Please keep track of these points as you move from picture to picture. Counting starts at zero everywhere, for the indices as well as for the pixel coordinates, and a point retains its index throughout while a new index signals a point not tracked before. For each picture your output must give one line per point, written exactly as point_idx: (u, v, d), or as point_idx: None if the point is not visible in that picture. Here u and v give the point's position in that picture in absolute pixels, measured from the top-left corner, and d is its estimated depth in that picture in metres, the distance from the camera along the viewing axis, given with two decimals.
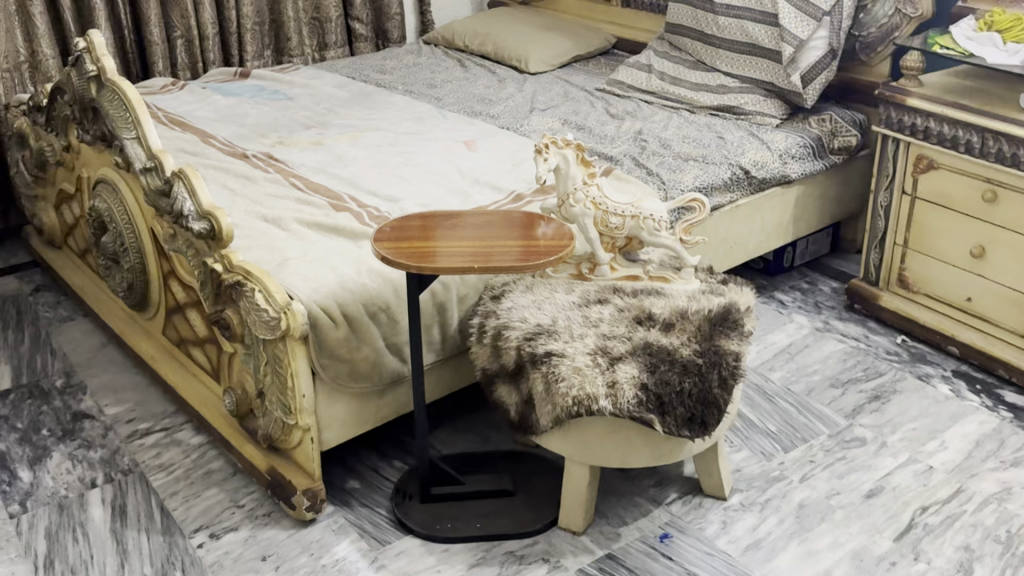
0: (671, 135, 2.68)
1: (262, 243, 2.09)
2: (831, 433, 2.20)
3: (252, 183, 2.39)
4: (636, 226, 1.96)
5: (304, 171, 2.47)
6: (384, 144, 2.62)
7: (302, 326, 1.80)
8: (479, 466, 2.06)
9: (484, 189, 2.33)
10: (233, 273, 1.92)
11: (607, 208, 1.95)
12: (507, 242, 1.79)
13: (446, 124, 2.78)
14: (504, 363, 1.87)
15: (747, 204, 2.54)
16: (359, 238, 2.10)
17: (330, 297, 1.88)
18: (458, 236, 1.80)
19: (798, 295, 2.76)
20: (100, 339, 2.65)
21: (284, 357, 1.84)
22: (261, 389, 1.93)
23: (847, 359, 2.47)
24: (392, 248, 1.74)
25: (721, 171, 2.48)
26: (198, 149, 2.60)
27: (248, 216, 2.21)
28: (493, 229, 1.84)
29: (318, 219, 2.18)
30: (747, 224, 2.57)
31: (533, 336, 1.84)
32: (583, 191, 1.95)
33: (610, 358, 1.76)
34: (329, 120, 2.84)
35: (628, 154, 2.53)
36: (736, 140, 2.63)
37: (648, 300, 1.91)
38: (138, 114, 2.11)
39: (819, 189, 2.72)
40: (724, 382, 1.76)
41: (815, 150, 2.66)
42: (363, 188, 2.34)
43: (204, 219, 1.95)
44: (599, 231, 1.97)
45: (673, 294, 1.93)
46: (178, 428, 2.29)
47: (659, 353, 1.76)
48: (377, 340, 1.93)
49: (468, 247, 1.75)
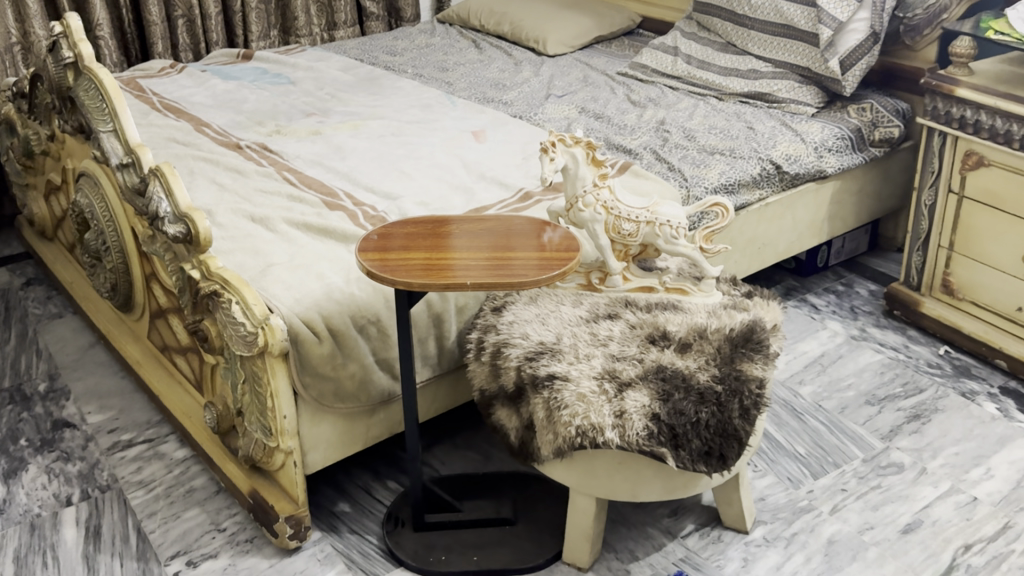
0: (696, 125, 2.48)
1: (246, 246, 1.93)
2: (866, 456, 2.01)
3: (242, 177, 2.23)
4: (652, 232, 1.77)
5: (299, 164, 2.30)
6: (386, 134, 2.46)
7: (281, 342, 1.64)
8: (478, 490, 1.90)
9: (490, 185, 2.16)
10: (211, 281, 1.77)
11: (618, 212, 1.77)
12: (510, 251, 1.61)
13: (456, 112, 2.61)
14: (503, 384, 1.70)
15: (777, 202, 2.34)
16: (350, 241, 1.94)
17: (313, 309, 1.72)
18: (456, 244, 1.62)
19: (832, 299, 2.56)
20: (88, 339, 2.52)
21: (263, 375, 1.68)
22: (241, 408, 1.78)
23: (885, 372, 2.27)
24: (381, 256, 1.57)
25: (750, 166, 2.28)
26: (190, 138, 2.44)
27: (234, 215, 2.05)
28: (496, 236, 1.66)
29: (307, 219, 2.01)
30: (776, 224, 2.37)
31: (535, 356, 1.67)
32: (593, 194, 1.77)
33: (618, 384, 1.58)
34: (331, 106, 2.68)
35: (648, 148, 2.34)
36: (768, 132, 2.43)
37: (663, 316, 1.73)
38: (114, 105, 1.95)
39: (857, 184, 2.51)
40: (746, 412, 1.58)
41: (854, 143, 2.45)
42: (359, 184, 2.17)
43: (180, 221, 1.80)
44: (611, 237, 1.79)
45: (692, 309, 1.74)
46: (163, 440, 2.14)
47: (673, 379, 1.58)
48: (366, 356, 1.77)
49: (466, 258, 1.58)
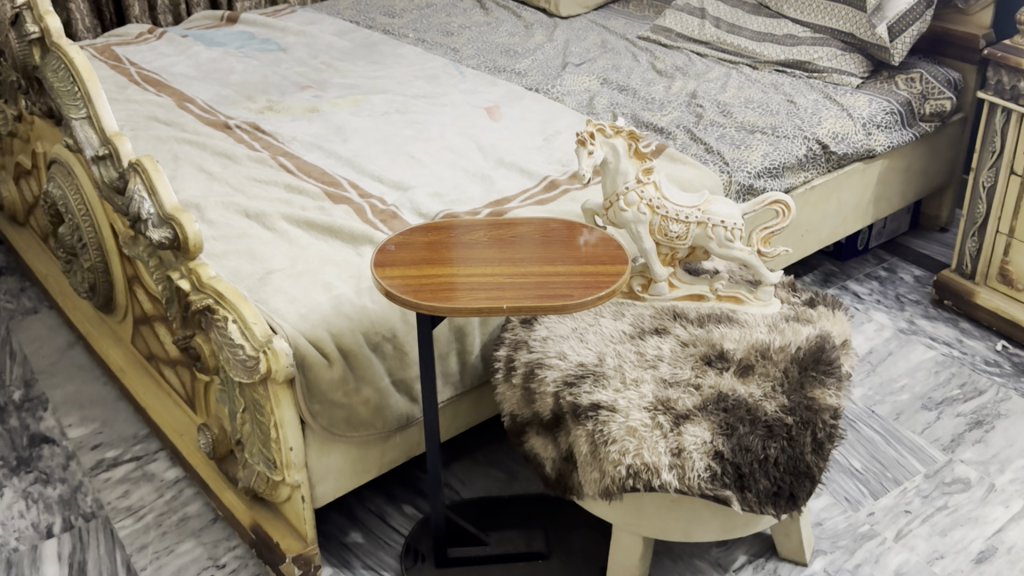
0: (730, 99, 2.27)
1: (240, 248, 1.71)
2: (928, 472, 1.83)
3: (233, 165, 2.01)
4: (703, 234, 1.57)
5: (295, 148, 2.08)
6: (391, 112, 2.23)
7: (287, 368, 1.44)
8: (506, 518, 1.71)
9: (510, 172, 1.94)
10: (203, 294, 1.55)
11: (666, 212, 1.56)
12: (546, 263, 1.39)
13: (465, 84, 2.38)
14: (538, 410, 1.50)
15: (823, 185, 2.13)
16: (358, 242, 1.72)
17: (321, 326, 1.51)
18: (484, 257, 1.40)
19: (874, 286, 2.37)
20: (66, 338, 2.30)
21: (266, 404, 1.47)
22: (239, 437, 1.57)
23: (939, 372, 2.09)
24: (398, 273, 1.35)
25: (795, 147, 2.08)
26: (173, 117, 2.21)
27: (226, 211, 1.83)
28: (530, 244, 1.44)
29: (308, 216, 1.80)
30: (820, 208, 2.17)
31: (575, 380, 1.47)
32: (636, 191, 1.55)
33: (674, 416, 1.38)
34: (328, 78, 2.44)
35: (681, 126, 2.12)
36: (810, 106, 2.22)
37: (718, 330, 1.53)
38: (87, 88, 1.72)
39: (904, 162, 2.31)
40: (820, 446, 1.39)
41: (904, 118, 2.24)
42: (364, 172, 1.95)
43: (166, 225, 1.58)
44: (656, 240, 1.58)
45: (749, 322, 1.54)
46: (151, 458, 1.94)
47: (737, 410, 1.38)
48: (382, 378, 1.57)
49: (497, 275, 1.36)
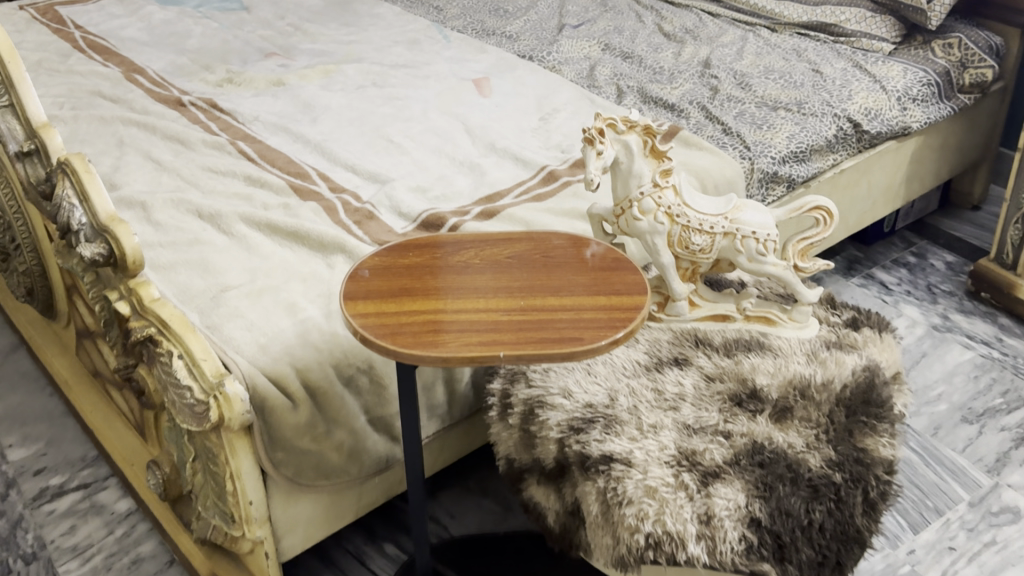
0: (748, 68, 2.03)
1: (191, 257, 1.48)
2: (972, 499, 1.64)
3: (187, 152, 1.76)
4: (730, 246, 1.34)
5: (258, 131, 1.83)
6: (367, 85, 1.98)
7: (243, 416, 1.22)
8: (499, 561, 1.50)
9: (502, 160, 1.70)
10: (145, 321, 1.32)
11: (687, 221, 1.33)
12: (551, 294, 1.16)
13: (450, 51, 2.13)
14: (538, 458, 1.29)
15: (852, 168, 1.90)
16: (328, 250, 1.49)
17: (283, 361, 1.29)
18: (477, 285, 1.18)
19: (903, 275, 2.16)
20: (9, 340, 2.07)
21: (220, 453, 1.25)
22: (192, 487, 1.35)
23: (978, 377, 1.88)
24: (373, 309, 1.13)
25: (824, 126, 1.84)
26: (119, 92, 1.95)
27: (178, 211, 1.59)
28: (530, 266, 1.21)
29: (271, 216, 1.56)
30: (850, 194, 1.94)
31: (583, 426, 1.25)
32: (653, 197, 1.33)
33: (701, 474, 1.17)
34: (295, 43, 2.19)
35: (696, 102, 1.89)
36: (838, 76, 1.98)
37: (748, 361, 1.31)
38: (8, 70, 1.46)
39: (940, 138, 2.07)
40: (872, 507, 1.18)
41: (941, 90, 2.00)
42: (335, 161, 1.71)
43: (100, 238, 1.34)
44: (675, 253, 1.35)
45: (784, 350, 1.33)
46: (101, 485, 1.73)
47: (775, 466, 1.17)
48: (357, 418, 1.35)
49: (492, 310, 1.14)
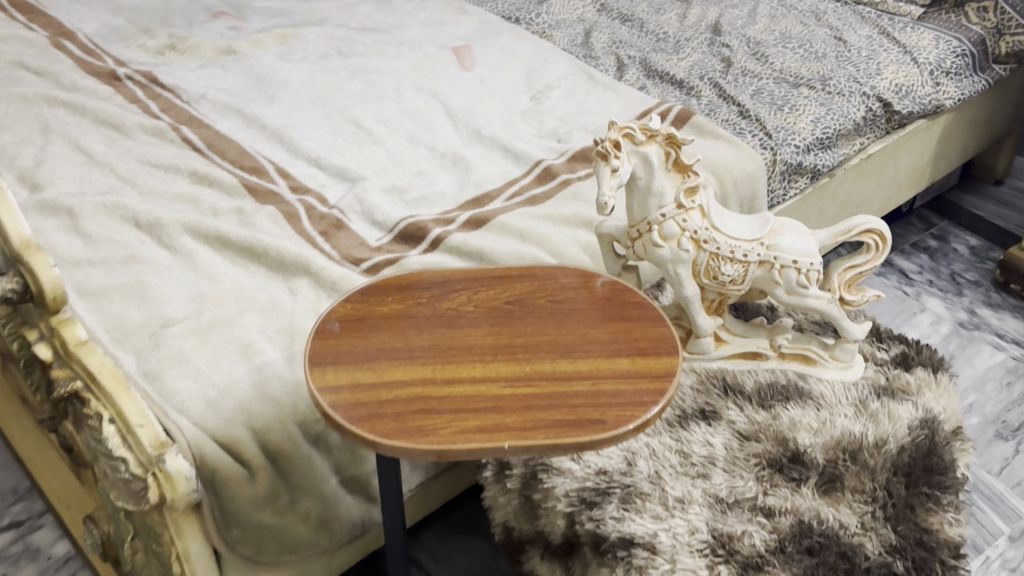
0: (762, 34, 1.82)
1: (127, 281, 1.25)
2: (1014, 534, 1.46)
3: (122, 140, 1.51)
4: (766, 277, 1.14)
5: (206, 113, 1.58)
6: (332, 55, 1.74)
7: (189, 493, 1.01)
8: None
9: (490, 152, 1.49)
10: (71, 372, 1.10)
11: (716, 248, 1.12)
12: (562, 355, 0.96)
13: (426, 13, 1.89)
14: (543, 530, 1.10)
15: (879, 152, 1.70)
16: (289, 270, 1.27)
17: (237, 421, 1.08)
18: (471, 342, 0.97)
19: (925, 263, 1.98)
20: None
21: (163, 534, 1.04)
22: (133, 561, 1.15)
23: (1012, 384, 1.71)
24: (346, 380, 0.92)
25: (852, 106, 1.62)
26: (44, 62, 1.68)
27: (111, 219, 1.35)
28: (535, 315, 1.01)
29: (222, 225, 1.33)
30: (875, 179, 1.74)
31: (597, 499, 1.05)
32: (677, 220, 1.11)
33: (740, 566, 0.97)
34: (248, 1, 1.96)
35: (707, 76, 1.68)
36: (863, 46, 1.77)
37: (787, 415, 1.12)
38: None
39: (970, 113, 1.87)
40: None
41: (976, 61, 1.79)
42: (297, 152, 1.48)
43: (13, 269, 1.11)
44: (701, 283, 1.15)
45: (827, 399, 1.14)
46: (35, 524, 1.52)
47: (829, 551, 0.98)
48: (328, 482, 1.15)
49: (490, 378, 0.93)
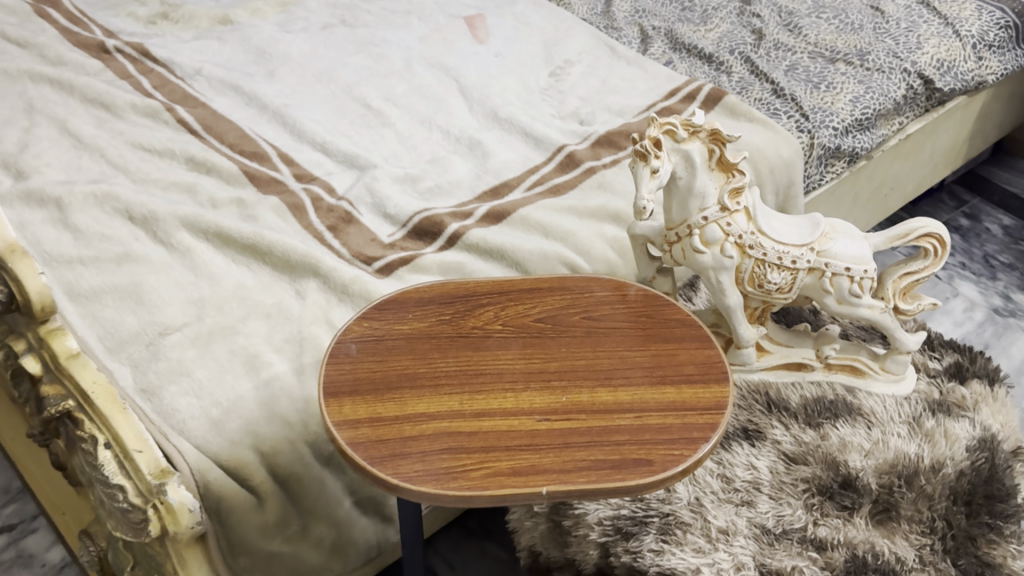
0: (795, 4, 1.71)
1: (121, 282, 1.16)
2: None
3: (113, 121, 1.41)
4: (815, 285, 1.06)
5: (202, 90, 1.48)
6: (336, 25, 1.64)
7: (193, 523, 0.93)
8: None
9: (508, 135, 1.39)
10: (62, 388, 1.01)
11: (763, 254, 1.03)
12: (602, 383, 0.87)
13: None
14: (574, 559, 1.03)
15: (918, 131, 1.60)
16: (296, 270, 1.18)
17: (244, 443, 1.00)
18: (502, 367, 0.89)
19: (957, 243, 1.89)
20: None
21: (167, 566, 0.97)
22: None
23: None
24: (366, 412, 0.84)
25: (892, 84, 1.52)
26: (27, 33, 1.57)
27: (103, 211, 1.26)
28: (570, 334, 0.92)
29: (222, 219, 1.23)
30: (911, 159, 1.64)
31: (633, 529, 0.97)
32: (720, 224, 1.02)
33: None
34: None
35: (738, 51, 1.58)
36: (902, 17, 1.66)
37: (836, 435, 1.04)
38: None
39: (1010, 88, 1.77)
40: None
41: (1019, 34, 1.69)
42: (301, 135, 1.38)
43: None
44: (745, 291, 1.06)
45: (878, 415, 1.06)
46: (28, 528, 1.44)
47: None
48: (341, 505, 1.07)
49: (524, 410, 0.85)
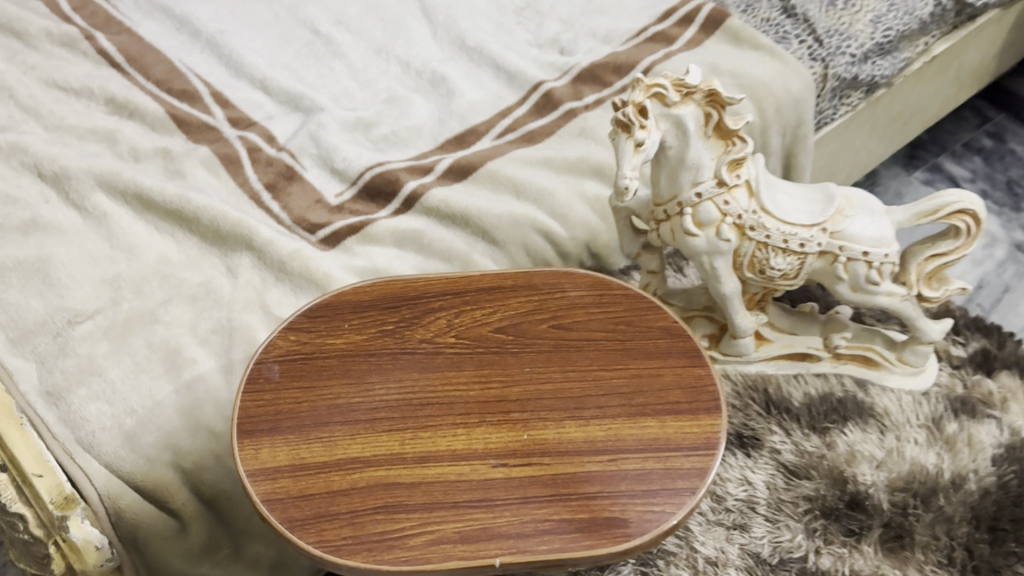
0: None
1: (24, 255, 1.00)
2: None
3: (24, 52, 1.22)
4: (827, 270, 0.91)
5: (128, 13, 1.29)
6: None
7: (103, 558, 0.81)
8: None
9: (476, 68, 1.21)
10: None
11: (766, 237, 0.88)
12: (571, 416, 0.73)
13: None
14: None
15: (945, 52, 1.41)
16: (227, 241, 1.02)
17: (163, 460, 0.86)
18: (452, 395, 0.74)
19: (978, 167, 1.72)
20: None
21: None
22: None
23: None
24: (287, 459, 0.70)
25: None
26: None
27: (9, 166, 1.09)
28: (535, 350, 0.78)
29: (143, 177, 1.07)
30: (936, 82, 1.46)
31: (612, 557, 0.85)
32: (717, 201, 0.86)
33: None
34: None
35: None
36: None
37: (844, 442, 0.92)
38: None
39: None
40: None
41: None
42: (238, 69, 1.21)
43: None
44: (744, 277, 0.91)
45: (893, 418, 0.94)
46: None
47: None
48: None
49: (477, 454, 0.71)
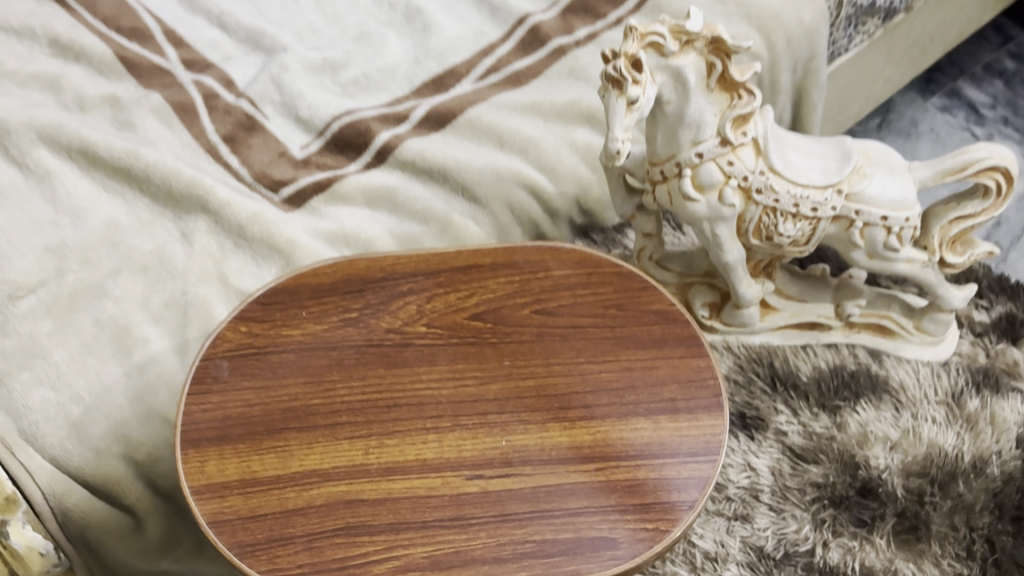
0: None
1: None
2: None
3: None
4: (841, 236, 0.82)
5: None
6: None
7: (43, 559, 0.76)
8: None
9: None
10: None
11: (774, 201, 0.79)
12: (554, 417, 0.66)
13: None
14: None
15: None
16: (182, 202, 0.92)
17: (114, 453, 0.79)
18: (423, 393, 0.67)
19: (1000, 91, 1.61)
20: None
21: None
22: None
23: None
24: (236, 473, 0.62)
25: None
26: None
27: None
28: (515, 339, 0.70)
29: (87, 129, 0.95)
30: (958, 4, 1.35)
31: None
32: (720, 161, 0.77)
33: None
34: None
35: None
36: None
37: (855, 422, 0.89)
38: None
39: None
40: None
41: None
42: (193, 5, 1.10)
43: None
44: (749, 242, 0.83)
45: (910, 394, 0.91)
46: None
47: None
48: None
49: (449, 463, 0.63)
